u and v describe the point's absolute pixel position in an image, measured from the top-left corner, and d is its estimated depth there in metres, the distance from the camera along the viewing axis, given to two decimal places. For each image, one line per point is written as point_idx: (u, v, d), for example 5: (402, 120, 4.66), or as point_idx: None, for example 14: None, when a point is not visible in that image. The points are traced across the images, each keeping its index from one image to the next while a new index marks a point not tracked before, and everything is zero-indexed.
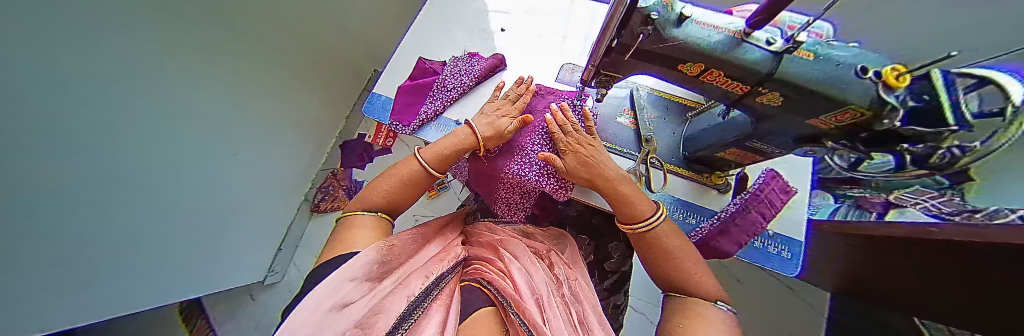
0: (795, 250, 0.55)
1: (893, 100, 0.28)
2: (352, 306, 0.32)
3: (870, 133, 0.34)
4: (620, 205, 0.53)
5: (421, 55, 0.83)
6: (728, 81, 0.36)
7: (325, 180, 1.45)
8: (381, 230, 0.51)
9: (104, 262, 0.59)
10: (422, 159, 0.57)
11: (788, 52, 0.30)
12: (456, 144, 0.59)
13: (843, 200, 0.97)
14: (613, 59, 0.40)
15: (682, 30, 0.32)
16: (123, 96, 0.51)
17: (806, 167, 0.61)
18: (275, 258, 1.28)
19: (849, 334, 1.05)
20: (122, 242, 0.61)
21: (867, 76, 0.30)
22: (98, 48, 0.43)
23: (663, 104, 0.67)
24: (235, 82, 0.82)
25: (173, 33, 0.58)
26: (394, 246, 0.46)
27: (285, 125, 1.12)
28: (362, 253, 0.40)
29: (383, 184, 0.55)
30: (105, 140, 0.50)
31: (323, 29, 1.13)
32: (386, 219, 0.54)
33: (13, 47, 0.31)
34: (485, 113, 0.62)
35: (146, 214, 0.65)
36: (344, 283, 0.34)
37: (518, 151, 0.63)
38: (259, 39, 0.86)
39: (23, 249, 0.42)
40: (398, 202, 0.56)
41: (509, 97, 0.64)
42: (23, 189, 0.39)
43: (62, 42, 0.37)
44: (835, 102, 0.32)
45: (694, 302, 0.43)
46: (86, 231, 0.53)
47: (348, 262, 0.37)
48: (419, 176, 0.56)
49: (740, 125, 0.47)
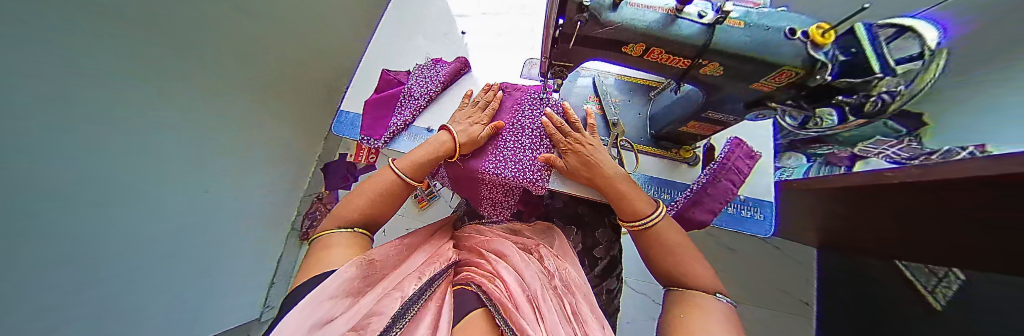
0: (766, 211, 0.57)
1: (822, 57, 0.30)
2: (334, 322, 0.29)
3: (808, 89, 0.35)
4: (619, 203, 0.54)
5: (385, 66, 0.82)
6: (670, 57, 0.37)
7: (311, 205, 1.38)
8: (358, 246, 0.47)
9: (105, 262, 0.55)
10: (398, 169, 0.55)
11: (718, 23, 0.31)
12: (430, 152, 0.58)
13: (815, 159, 0.99)
14: (562, 49, 0.40)
15: (618, 14, 0.33)
16: (126, 115, 0.51)
17: (767, 133, 0.64)
18: (269, 291, 1.21)
19: (843, 284, 1.09)
20: (120, 256, 0.58)
21: (796, 37, 0.32)
22: (104, 67, 0.45)
23: (627, 88, 0.69)
24: (236, 101, 0.83)
25: (173, 49, 0.60)
26: (375, 261, 0.44)
27: (277, 145, 1.10)
28: (340, 270, 0.37)
29: (360, 200, 0.52)
30: (107, 150, 0.50)
31: (320, 40, 1.16)
32: (364, 235, 0.51)
33: (24, 80, 0.33)
34: (456, 121, 0.63)
35: (146, 217, 0.62)
36: (325, 301, 0.32)
37: (493, 151, 0.63)
38: (256, 56, 0.88)
39: (24, 250, 0.39)
40: (375, 213, 0.53)
41: (479, 104, 0.66)
42: (22, 188, 0.37)
43: (78, 100, 0.42)
44: (769, 66, 0.34)
45: (693, 294, 0.44)
46: (86, 231, 0.50)
47: (325, 280, 0.34)
48: (394, 185, 0.55)
49: (694, 98, 0.49)
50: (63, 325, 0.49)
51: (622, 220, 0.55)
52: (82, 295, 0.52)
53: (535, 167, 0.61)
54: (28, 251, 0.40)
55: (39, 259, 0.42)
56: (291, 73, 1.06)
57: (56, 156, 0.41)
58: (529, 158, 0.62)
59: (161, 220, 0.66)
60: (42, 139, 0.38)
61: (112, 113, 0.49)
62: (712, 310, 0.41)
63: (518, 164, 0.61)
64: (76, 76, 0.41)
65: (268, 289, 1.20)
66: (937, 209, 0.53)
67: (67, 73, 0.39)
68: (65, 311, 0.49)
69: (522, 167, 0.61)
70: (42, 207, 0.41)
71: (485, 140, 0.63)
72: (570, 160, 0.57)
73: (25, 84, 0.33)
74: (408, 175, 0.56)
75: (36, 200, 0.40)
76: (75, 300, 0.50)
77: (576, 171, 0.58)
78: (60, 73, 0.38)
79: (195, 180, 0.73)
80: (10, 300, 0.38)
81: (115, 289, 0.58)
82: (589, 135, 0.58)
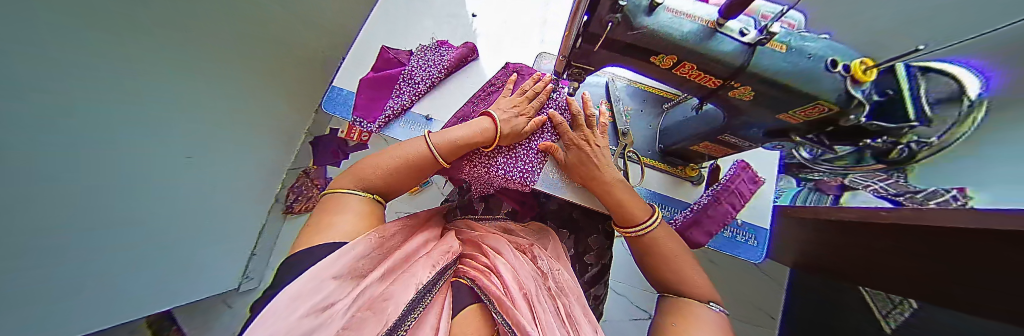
0: (760, 236, 0.57)
1: (858, 95, 0.29)
2: (336, 309, 0.26)
3: (836, 128, 0.34)
4: (615, 209, 0.52)
5: (384, 43, 0.76)
6: (701, 74, 0.35)
7: (297, 180, 1.31)
8: (368, 216, 0.41)
9: (100, 248, 0.52)
10: (432, 144, 0.48)
11: (760, 44, 0.29)
12: (467, 133, 0.50)
13: (805, 183, 1.01)
14: (585, 50, 0.37)
15: (653, 19, 0.30)
16: (113, 102, 0.45)
17: (771, 160, 0.64)
18: (248, 264, 1.14)
19: (815, 305, 1.11)
20: (120, 235, 0.56)
21: (837, 70, 0.29)
22: (86, 58, 0.38)
23: (640, 96, 0.66)
24: (232, 72, 0.77)
25: (179, 43, 0.57)
26: (386, 238, 0.40)
27: (269, 120, 1.01)
28: (349, 244, 0.33)
29: (383, 162, 0.46)
30: (101, 133, 0.45)
31: (316, 7, 1.05)
32: (378, 202, 0.46)
33: (25, 76, 0.29)
34: (501, 108, 0.54)
35: (152, 196, 0.61)
36: (327, 280, 0.27)
37: (523, 141, 0.57)
38: (252, 27, 0.79)
39: (25, 254, 0.37)
40: (397, 187, 0.48)
41: (526, 93, 0.56)
42: (25, 192, 0.34)
43: (82, 99, 0.39)
44: (803, 100, 0.32)
45: (685, 306, 0.43)
46: (86, 224, 0.47)
47: (336, 252, 0.30)
48: (422, 160, 0.48)
49: (713, 120, 0.47)
50: (52, 310, 0.46)
51: (621, 228, 0.53)
52: (91, 264, 0.51)
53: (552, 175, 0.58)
54: (49, 236, 0.41)
55: (55, 247, 0.43)
56: (286, 46, 0.97)
57: (58, 156, 0.39)
58: (524, 149, 0.57)
59: (167, 193, 0.64)
60: (63, 127, 0.38)
61: (108, 97, 0.44)
62: (706, 324, 0.40)
63: (511, 154, 0.56)
64: (100, 75, 0.42)
65: (249, 260, 1.15)
66: (929, 256, 0.54)
67: (90, 75, 0.40)
68: (65, 282, 0.47)
69: (518, 159, 0.56)
70: (65, 195, 0.42)
71: (525, 135, 0.56)
72: (576, 160, 0.54)
73: (50, 95, 0.34)
74: (440, 155, 0.49)
75: (58, 189, 0.40)
76: (86, 267, 0.50)
77: (575, 173, 0.55)
78: (78, 74, 0.38)
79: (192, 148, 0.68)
80: (22, 277, 0.38)
81: (120, 257, 0.57)
82: (598, 134, 0.55)
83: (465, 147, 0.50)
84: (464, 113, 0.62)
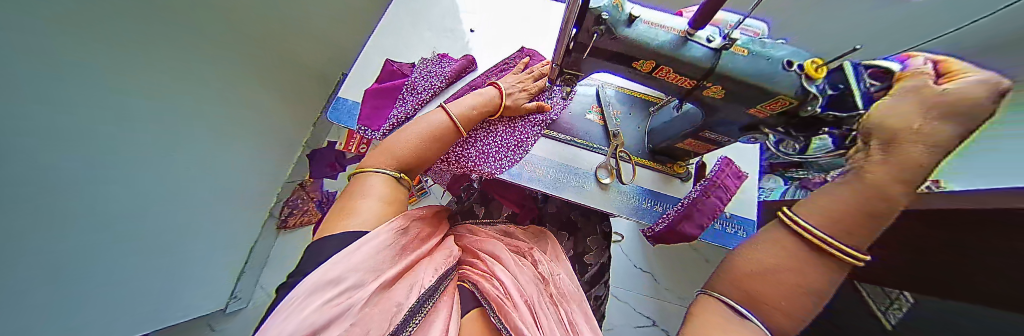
0: (749, 228, 0.60)
1: (813, 90, 0.33)
2: (345, 305, 0.29)
3: (799, 119, 0.38)
4: (879, 210, 0.20)
5: (388, 56, 0.81)
6: (678, 76, 0.39)
7: (292, 193, 1.29)
8: (394, 195, 0.44)
9: (54, 254, 0.50)
10: (450, 112, 0.51)
11: (725, 49, 0.35)
12: (479, 102, 0.54)
13: (791, 183, 1.07)
14: (575, 58, 0.41)
15: (633, 30, 0.35)
16: (42, 95, 0.43)
17: (751, 154, 0.69)
18: (238, 281, 1.12)
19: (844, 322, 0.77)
20: (67, 242, 0.52)
21: (792, 69, 0.34)
22: (16, 45, 0.38)
23: (628, 100, 0.71)
24: (207, 75, 0.77)
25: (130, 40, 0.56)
26: (404, 232, 0.41)
27: (257, 128, 1.02)
28: (371, 233, 0.36)
29: (407, 138, 0.48)
30: (38, 129, 0.44)
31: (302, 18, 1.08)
32: (403, 181, 0.47)
33: None
34: (507, 82, 0.58)
35: (122, 191, 0.60)
36: (346, 272, 0.31)
37: (522, 132, 0.60)
38: (223, 33, 0.80)
39: None
40: (426, 162, 0.50)
41: (533, 73, 0.62)
42: None
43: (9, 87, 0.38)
44: (766, 94, 0.36)
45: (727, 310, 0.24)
46: (29, 224, 0.46)
47: (353, 245, 0.33)
48: (442, 130, 0.51)
49: (692, 118, 0.53)
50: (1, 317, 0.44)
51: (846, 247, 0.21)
52: (48, 267, 0.50)
53: (551, 164, 0.63)
54: None
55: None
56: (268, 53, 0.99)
57: None
58: (524, 122, 0.61)
59: (133, 182, 0.63)
60: None
61: (45, 87, 0.43)
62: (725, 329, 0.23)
63: (511, 126, 0.59)
64: (41, 51, 0.42)
65: (239, 277, 1.12)
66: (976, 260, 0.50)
67: (40, 57, 0.42)
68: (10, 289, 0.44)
69: (517, 130, 0.60)
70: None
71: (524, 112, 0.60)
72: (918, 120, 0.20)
73: None
74: (460, 124, 0.52)
75: None
76: (48, 266, 0.50)
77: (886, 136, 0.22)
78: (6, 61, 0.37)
79: (170, 149, 0.69)
80: None
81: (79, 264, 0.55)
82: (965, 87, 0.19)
83: (477, 115, 0.54)
84: (476, 82, 0.69)
